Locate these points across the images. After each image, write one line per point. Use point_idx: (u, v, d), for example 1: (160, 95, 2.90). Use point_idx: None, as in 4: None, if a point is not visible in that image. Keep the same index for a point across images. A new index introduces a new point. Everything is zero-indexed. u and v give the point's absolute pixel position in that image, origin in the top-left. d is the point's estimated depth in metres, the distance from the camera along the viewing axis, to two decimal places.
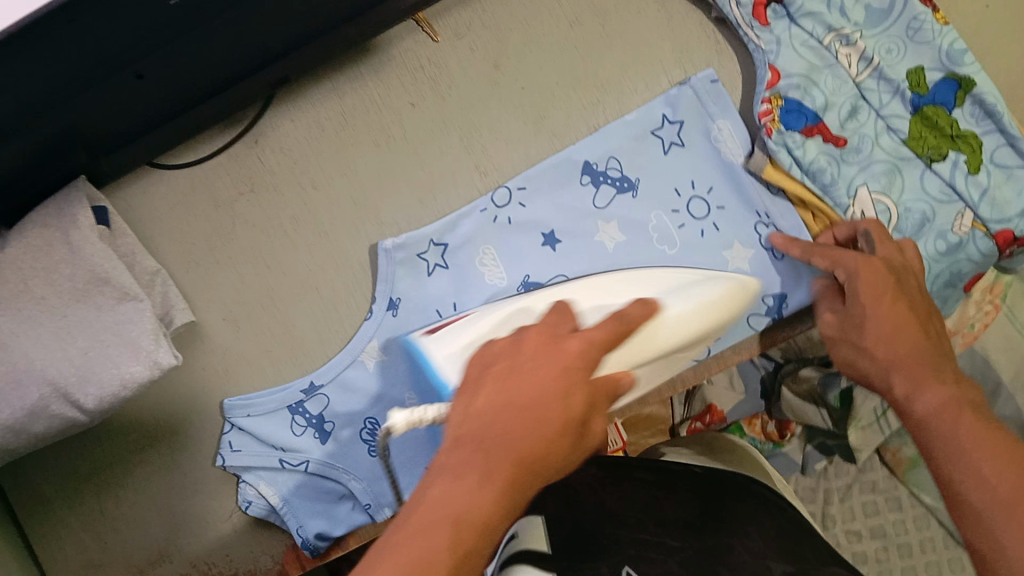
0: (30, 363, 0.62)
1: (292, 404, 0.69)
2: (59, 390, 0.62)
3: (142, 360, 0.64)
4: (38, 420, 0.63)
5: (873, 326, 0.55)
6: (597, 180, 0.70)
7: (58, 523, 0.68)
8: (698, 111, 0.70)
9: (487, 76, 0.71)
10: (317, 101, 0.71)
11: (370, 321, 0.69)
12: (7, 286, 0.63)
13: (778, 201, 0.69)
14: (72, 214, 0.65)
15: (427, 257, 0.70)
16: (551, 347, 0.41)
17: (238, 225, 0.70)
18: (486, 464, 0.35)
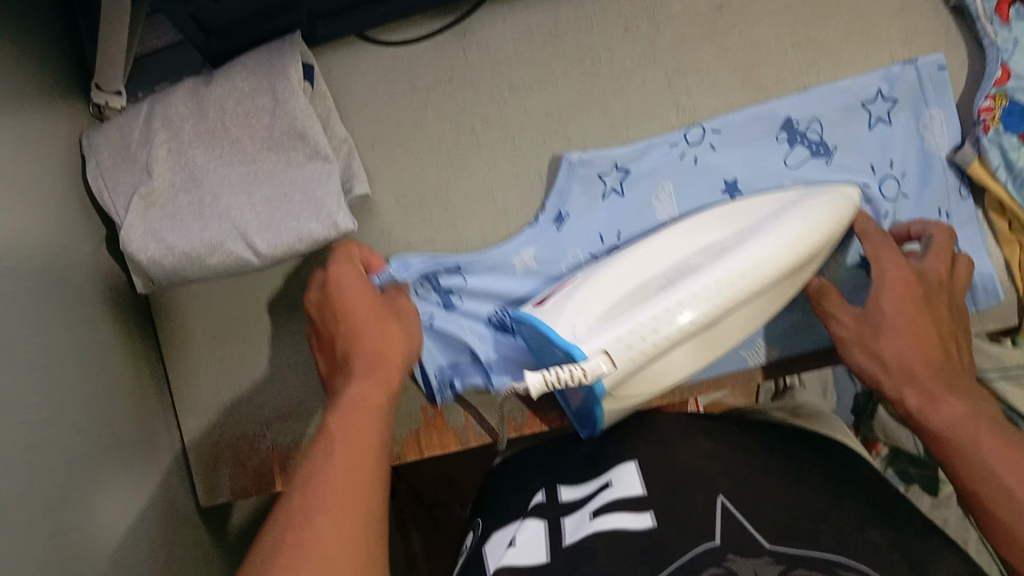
0: (218, 201, 0.65)
1: (432, 276, 0.69)
2: (239, 231, 0.64)
3: (320, 220, 0.63)
4: (214, 254, 0.64)
5: (899, 337, 0.56)
6: (794, 140, 0.68)
7: (205, 359, 0.72)
8: (915, 96, 0.67)
9: (706, 17, 0.70)
10: (532, 7, 0.71)
11: (533, 229, 0.69)
12: (208, 122, 0.66)
13: (965, 206, 0.67)
14: (283, 65, 0.65)
15: (605, 179, 0.69)
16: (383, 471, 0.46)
17: (429, 113, 0.71)
18: (367, 419, 0.50)
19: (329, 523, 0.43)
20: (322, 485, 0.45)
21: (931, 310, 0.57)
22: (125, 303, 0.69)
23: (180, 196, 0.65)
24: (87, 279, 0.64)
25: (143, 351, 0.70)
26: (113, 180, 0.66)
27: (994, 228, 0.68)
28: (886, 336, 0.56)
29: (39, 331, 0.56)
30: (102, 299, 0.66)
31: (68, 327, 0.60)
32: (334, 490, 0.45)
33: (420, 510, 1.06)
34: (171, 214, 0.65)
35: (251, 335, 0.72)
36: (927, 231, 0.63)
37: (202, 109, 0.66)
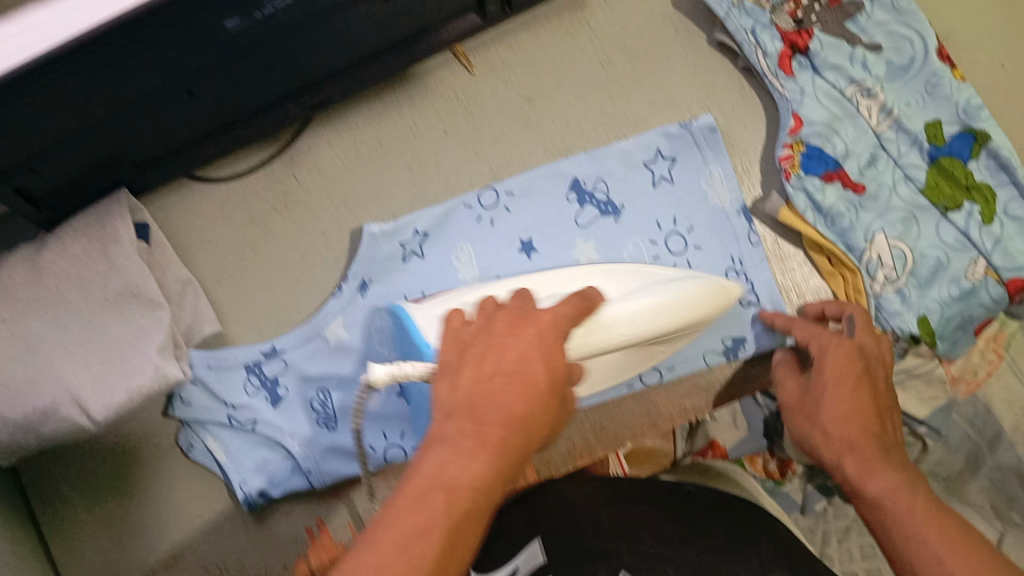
0: (50, 368, 0.64)
1: (250, 364, 0.70)
2: (73, 396, 0.64)
3: (148, 371, 0.65)
4: (48, 423, 0.64)
5: (827, 402, 0.56)
6: (583, 198, 0.72)
7: (82, 521, 0.70)
8: (695, 155, 0.72)
9: (519, 109, 0.74)
10: (353, 123, 0.74)
11: (338, 298, 0.70)
12: (40, 288, 0.67)
13: (755, 252, 0.71)
14: (114, 227, 0.68)
15: (406, 244, 0.71)
16: (517, 324, 0.47)
17: (272, 239, 0.73)
18: (535, 347, 0.46)
19: (403, 525, 0.37)
20: (422, 477, 0.39)
21: (873, 387, 0.56)
22: None
23: (11, 368, 0.64)
24: None
25: (16, 524, 0.67)
26: None
27: (818, 265, 0.72)
28: (822, 406, 0.56)
29: None
30: None
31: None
32: (414, 485, 0.38)
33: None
34: None
35: (127, 485, 0.71)
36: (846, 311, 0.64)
37: (35, 275, 0.67)
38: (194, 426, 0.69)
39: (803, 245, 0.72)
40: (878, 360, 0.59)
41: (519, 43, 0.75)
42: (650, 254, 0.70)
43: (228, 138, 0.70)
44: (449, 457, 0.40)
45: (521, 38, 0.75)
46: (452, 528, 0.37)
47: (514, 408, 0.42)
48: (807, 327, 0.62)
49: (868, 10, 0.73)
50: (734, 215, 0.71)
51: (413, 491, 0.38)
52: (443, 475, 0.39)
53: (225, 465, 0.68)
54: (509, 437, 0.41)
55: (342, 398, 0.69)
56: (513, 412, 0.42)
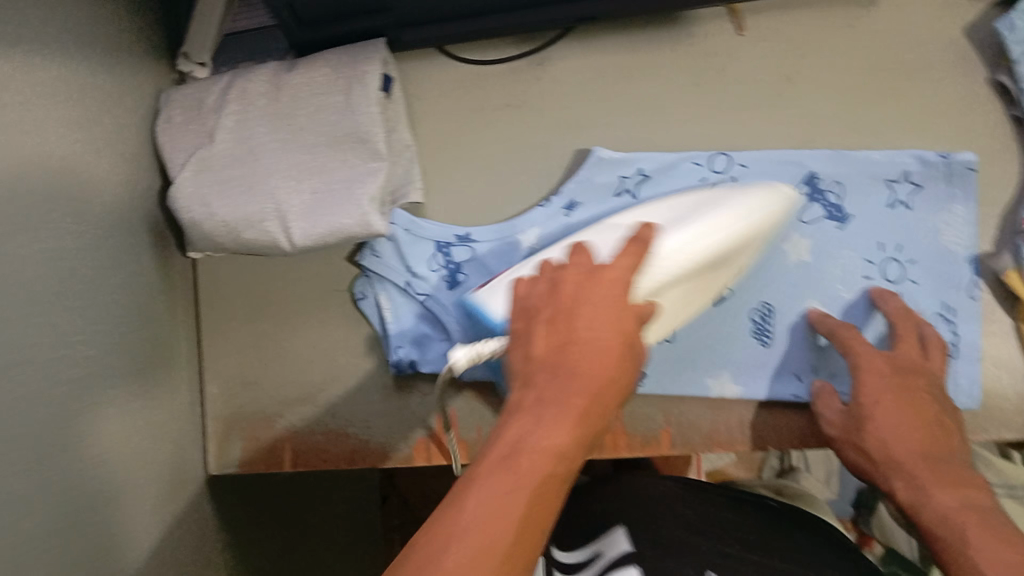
0: (268, 181, 0.67)
1: (441, 243, 0.71)
2: (279, 213, 0.66)
3: (353, 214, 0.66)
4: (250, 229, 0.67)
5: (880, 427, 0.60)
6: (814, 195, 0.70)
7: (239, 330, 0.75)
8: (943, 188, 0.69)
9: (773, 86, 0.72)
10: (607, 48, 0.73)
11: (544, 209, 0.71)
12: (277, 105, 0.69)
13: (971, 306, 0.69)
14: (363, 72, 0.68)
15: (626, 181, 0.70)
16: (583, 283, 0.49)
17: (495, 133, 0.74)
18: (605, 310, 0.47)
19: (490, 488, 0.40)
20: (502, 444, 0.42)
21: (916, 398, 0.60)
22: (174, 264, 0.72)
23: (232, 168, 0.67)
24: (142, 234, 0.67)
25: (181, 314, 0.73)
26: (178, 140, 0.69)
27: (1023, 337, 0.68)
28: (868, 431, 0.60)
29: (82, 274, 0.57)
30: (152, 254, 0.68)
31: (121, 268, 0.62)
32: (498, 450, 0.42)
33: (406, 525, 1.20)
34: (220, 181, 0.67)
35: (289, 313, 0.75)
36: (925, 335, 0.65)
37: (276, 92, 0.70)
38: (376, 281, 0.72)
39: (1016, 315, 0.69)
40: (926, 376, 0.62)
41: (797, 19, 0.72)
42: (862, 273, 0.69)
43: (486, 23, 0.70)
44: (533, 424, 0.43)
45: (802, 15, 0.72)
46: (539, 494, 0.40)
47: (604, 369, 0.45)
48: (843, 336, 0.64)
49: None
50: (961, 262, 0.69)
51: (499, 454, 0.41)
52: (526, 442, 0.42)
53: (390, 325, 0.71)
54: (592, 408, 0.44)
55: None
56: (602, 377, 0.45)
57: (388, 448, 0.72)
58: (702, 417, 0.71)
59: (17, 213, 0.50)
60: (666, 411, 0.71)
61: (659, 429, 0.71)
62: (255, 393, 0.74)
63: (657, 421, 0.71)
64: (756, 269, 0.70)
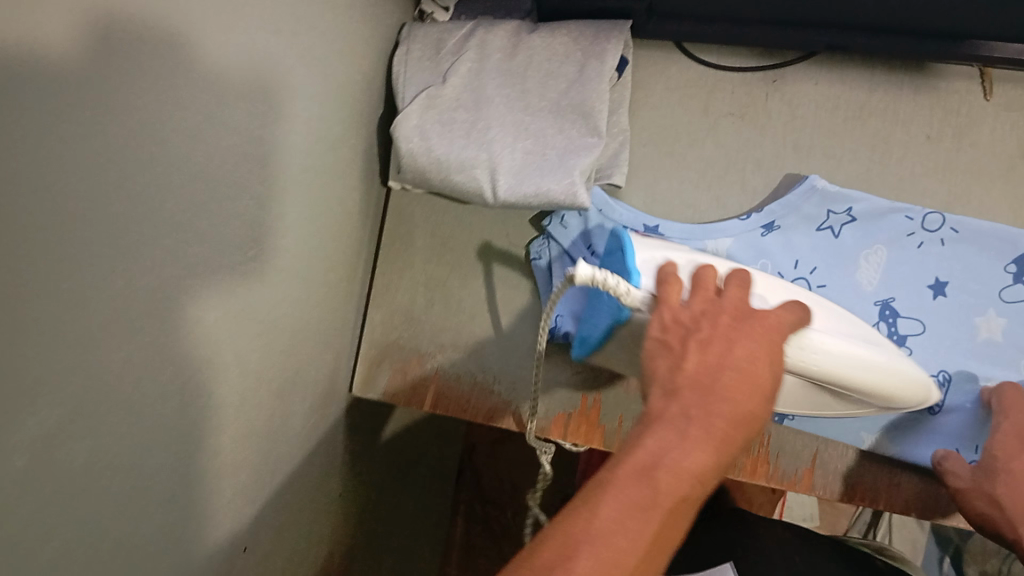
0: (487, 131, 0.69)
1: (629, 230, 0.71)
2: (490, 164, 0.68)
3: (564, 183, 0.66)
4: (460, 173, 0.69)
5: (1019, 489, 0.60)
6: (1022, 277, 0.67)
7: (415, 267, 0.77)
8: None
9: (1009, 158, 0.70)
10: (846, 81, 0.72)
11: (742, 222, 0.70)
12: (513, 62, 0.71)
13: None
14: (602, 49, 0.70)
15: (831, 216, 0.69)
16: (742, 319, 0.48)
17: (711, 137, 0.74)
18: (755, 347, 0.46)
19: (630, 493, 0.37)
20: (642, 453, 0.39)
21: None
22: (372, 188, 0.75)
23: (459, 112, 0.69)
24: (357, 152, 0.70)
25: (365, 238, 0.75)
26: (413, 73, 0.71)
27: None
28: (1004, 489, 0.61)
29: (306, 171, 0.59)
30: (359, 171, 0.71)
31: (333, 177, 0.65)
32: (632, 460, 0.39)
33: (474, 501, 1.18)
34: (443, 120, 0.69)
35: (466, 261, 0.76)
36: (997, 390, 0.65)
37: (514, 49, 0.71)
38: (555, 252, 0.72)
39: None
40: None
41: None
42: None
43: (736, 30, 0.71)
44: (672, 439, 0.40)
45: None
46: (667, 520, 0.37)
47: (749, 403, 0.43)
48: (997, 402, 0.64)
49: None
50: None
51: (638, 464, 0.39)
52: (668, 458, 0.39)
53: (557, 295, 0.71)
54: (731, 435, 0.42)
55: None
56: (746, 408, 0.43)
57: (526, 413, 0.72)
58: (851, 464, 0.69)
59: (278, 95, 0.53)
60: (815, 450, 0.70)
61: (803, 467, 0.69)
62: (413, 329, 0.76)
63: (804, 457, 0.70)
64: (942, 337, 0.68)
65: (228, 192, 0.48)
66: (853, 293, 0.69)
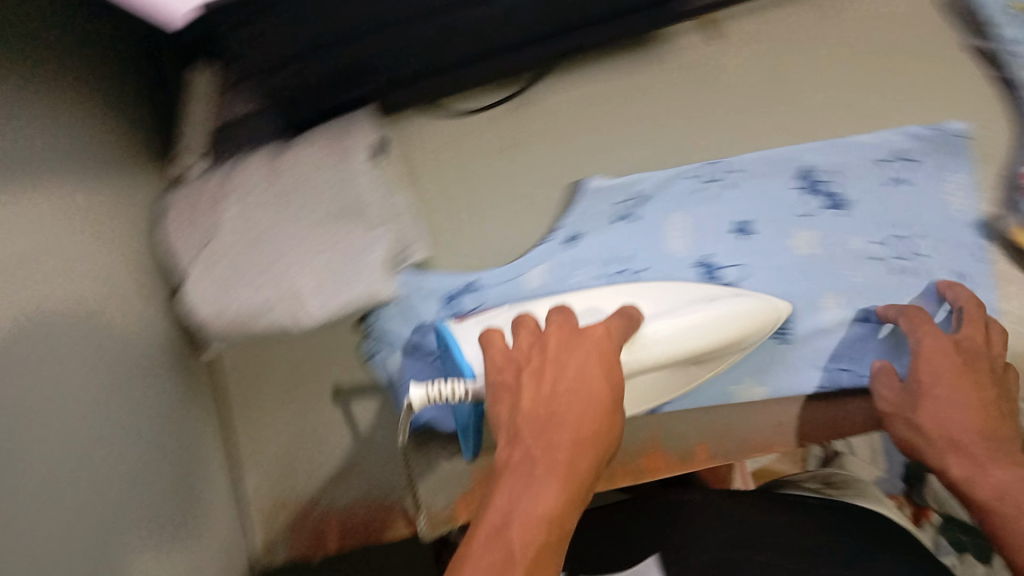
0: (274, 265, 0.67)
1: (450, 294, 0.71)
2: (291, 296, 0.66)
3: (364, 285, 0.67)
4: (270, 314, 0.66)
5: (935, 406, 0.58)
6: (810, 187, 0.70)
7: (270, 419, 0.75)
8: (945, 159, 0.70)
9: (760, 87, 0.73)
10: (591, 78, 0.75)
11: (547, 245, 0.71)
12: (273, 187, 0.68)
13: (982, 271, 0.68)
14: (354, 142, 0.69)
15: (623, 205, 0.71)
16: (565, 342, 0.49)
17: (493, 178, 0.75)
18: (582, 360, 0.47)
19: (487, 558, 0.36)
20: (493, 514, 0.39)
21: (977, 383, 0.58)
22: (196, 356, 0.71)
23: (246, 255, 0.67)
24: (165, 336, 0.66)
25: (209, 406, 0.71)
26: (187, 235, 0.68)
27: None
28: (924, 408, 0.58)
29: (127, 375, 0.56)
30: (174, 345, 0.67)
31: (155, 370, 0.62)
32: (488, 521, 0.38)
33: None
34: (229, 273, 0.66)
35: (319, 395, 0.75)
36: (955, 299, 0.64)
37: (271, 175, 0.69)
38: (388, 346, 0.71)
39: None
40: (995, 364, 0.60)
41: (770, 21, 0.75)
42: (870, 256, 0.68)
43: (473, 70, 0.71)
44: (518, 489, 0.39)
45: (774, 15, 0.75)
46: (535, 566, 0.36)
47: (586, 415, 0.43)
48: (910, 316, 0.63)
49: None
50: (966, 227, 0.69)
51: (491, 526, 0.38)
52: (517, 507, 0.39)
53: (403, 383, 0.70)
54: (576, 461, 0.41)
55: None
56: (590, 423, 0.43)
57: (430, 510, 0.70)
58: (738, 421, 0.69)
59: (61, 304, 0.49)
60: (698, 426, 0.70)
61: (695, 442, 0.70)
62: (293, 478, 0.74)
63: (690, 440, 0.70)
64: (772, 268, 0.69)
65: (47, 427, 0.45)
66: (674, 264, 0.69)
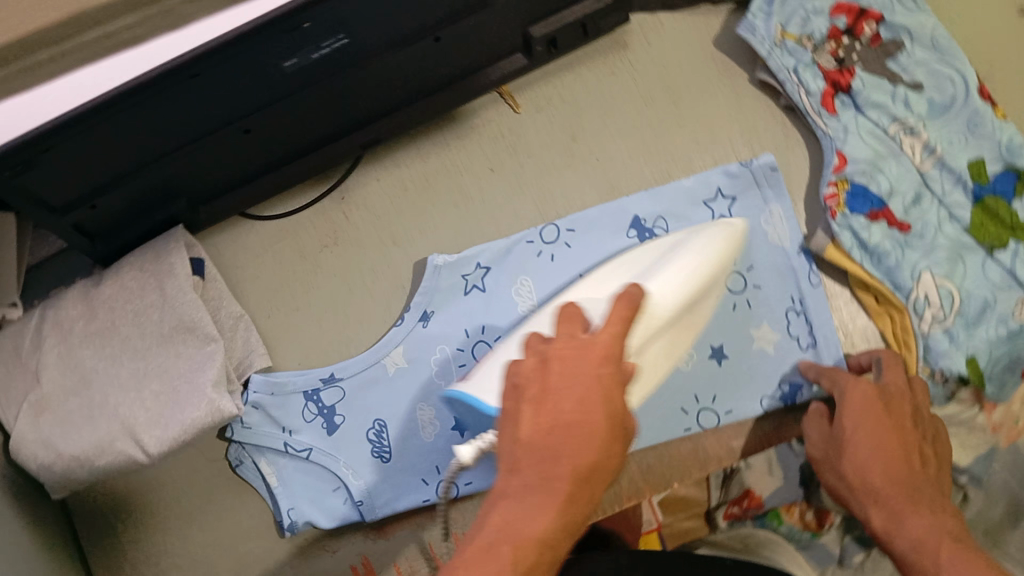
0: (105, 399, 0.66)
1: (308, 391, 0.71)
2: (127, 429, 0.65)
3: (203, 405, 0.65)
4: (103, 455, 0.65)
5: (854, 451, 0.59)
6: (644, 236, 0.72)
7: (130, 555, 0.70)
8: (755, 194, 0.73)
9: (565, 146, 0.76)
10: (402, 161, 0.77)
11: (400, 327, 0.71)
12: (97, 321, 0.68)
13: (816, 292, 0.71)
14: (171, 263, 0.69)
15: (468, 277, 0.72)
16: (576, 345, 0.43)
17: (321, 274, 0.75)
18: (577, 390, 0.41)
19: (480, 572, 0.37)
20: (488, 532, 0.39)
21: (896, 424, 0.59)
22: (42, 509, 0.68)
23: (69, 399, 0.66)
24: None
25: (69, 557, 0.68)
26: (6, 390, 0.66)
27: (865, 304, 0.72)
28: (845, 454, 0.59)
29: None
30: (13, 498, 0.64)
31: None
32: (481, 538, 0.38)
33: None
34: (63, 418, 0.65)
35: (179, 522, 0.71)
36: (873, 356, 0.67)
37: (92, 310, 0.69)
38: (254, 452, 0.70)
39: (851, 282, 0.73)
40: (921, 413, 0.61)
41: (563, 81, 0.78)
42: None
43: (282, 173, 0.73)
44: (518, 509, 0.39)
45: (565, 76, 0.78)
46: None
47: (586, 445, 0.40)
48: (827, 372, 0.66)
49: (909, 50, 0.73)
50: (793, 255, 0.72)
51: (481, 545, 0.38)
52: (511, 532, 0.38)
53: (277, 490, 0.69)
54: (579, 495, 0.39)
55: (398, 435, 0.70)
56: (586, 457, 0.39)
57: None
58: None
59: None
60: None
61: None
62: None
63: None
64: None
65: None
66: None
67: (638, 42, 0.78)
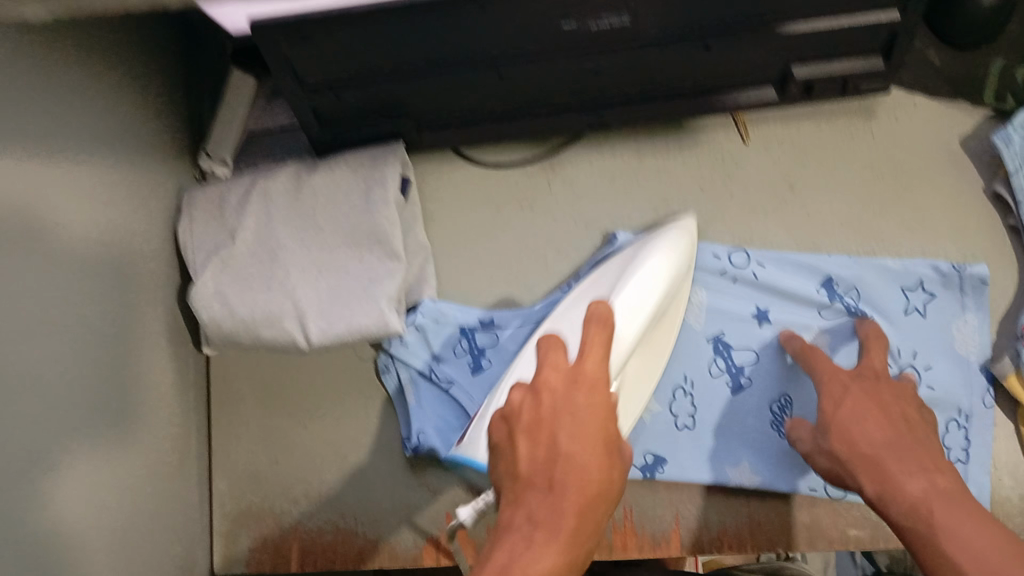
0: (286, 277, 0.68)
1: (465, 328, 0.72)
2: (297, 311, 0.67)
3: (374, 315, 0.67)
4: (267, 327, 0.67)
5: (842, 424, 0.60)
6: (832, 297, 0.73)
7: (249, 425, 0.73)
8: (955, 298, 0.73)
9: (778, 191, 0.76)
10: (619, 152, 0.78)
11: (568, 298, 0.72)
12: (298, 202, 0.71)
13: (985, 413, 0.71)
14: (383, 173, 0.71)
15: None
16: (568, 391, 0.49)
17: (510, 231, 0.76)
18: (578, 423, 0.47)
19: None
20: (492, 565, 0.41)
21: (878, 399, 0.61)
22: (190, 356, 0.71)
23: (252, 264, 0.68)
24: (163, 324, 0.66)
25: (194, 408, 0.71)
26: (199, 237, 0.69)
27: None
28: (832, 432, 0.60)
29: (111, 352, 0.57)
30: (171, 336, 0.68)
31: (142, 354, 0.62)
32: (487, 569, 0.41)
33: None
34: (241, 279, 0.68)
35: (302, 412, 0.73)
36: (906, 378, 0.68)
37: (298, 190, 0.71)
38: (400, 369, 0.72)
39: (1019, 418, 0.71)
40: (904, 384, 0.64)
41: (799, 128, 0.77)
42: None
43: (509, 127, 0.74)
44: (522, 543, 0.42)
45: (802, 124, 0.78)
46: None
47: (590, 470, 0.45)
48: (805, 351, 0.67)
49: None
50: (975, 368, 0.71)
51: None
52: (516, 562, 0.41)
53: (411, 411, 0.71)
54: (581, 525, 0.43)
55: None
56: (592, 480, 0.44)
57: (394, 548, 0.70)
58: (716, 516, 0.70)
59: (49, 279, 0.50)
60: (676, 511, 0.70)
61: (670, 528, 0.70)
62: (261, 491, 0.71)
63: (666, 519, 0.70)
64: (768, 364, 0.72)
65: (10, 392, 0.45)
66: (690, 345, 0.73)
67: (885, 115, 0.77)
